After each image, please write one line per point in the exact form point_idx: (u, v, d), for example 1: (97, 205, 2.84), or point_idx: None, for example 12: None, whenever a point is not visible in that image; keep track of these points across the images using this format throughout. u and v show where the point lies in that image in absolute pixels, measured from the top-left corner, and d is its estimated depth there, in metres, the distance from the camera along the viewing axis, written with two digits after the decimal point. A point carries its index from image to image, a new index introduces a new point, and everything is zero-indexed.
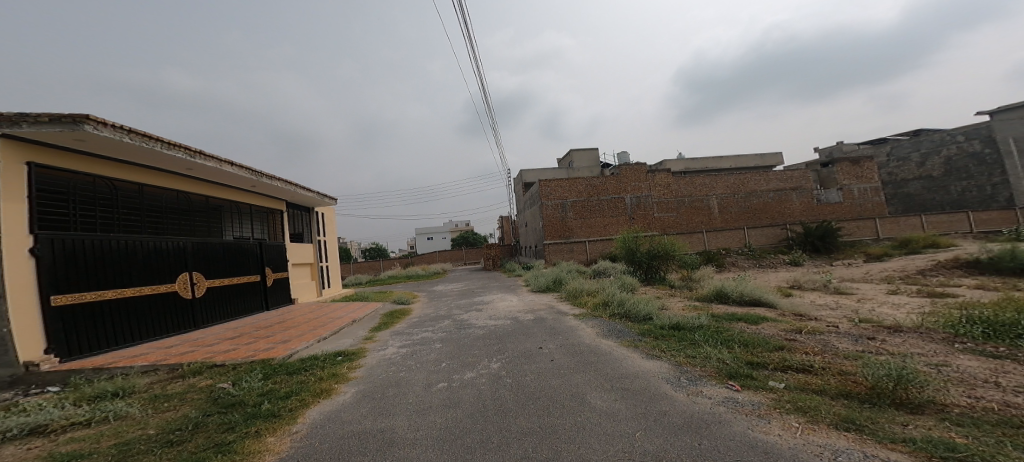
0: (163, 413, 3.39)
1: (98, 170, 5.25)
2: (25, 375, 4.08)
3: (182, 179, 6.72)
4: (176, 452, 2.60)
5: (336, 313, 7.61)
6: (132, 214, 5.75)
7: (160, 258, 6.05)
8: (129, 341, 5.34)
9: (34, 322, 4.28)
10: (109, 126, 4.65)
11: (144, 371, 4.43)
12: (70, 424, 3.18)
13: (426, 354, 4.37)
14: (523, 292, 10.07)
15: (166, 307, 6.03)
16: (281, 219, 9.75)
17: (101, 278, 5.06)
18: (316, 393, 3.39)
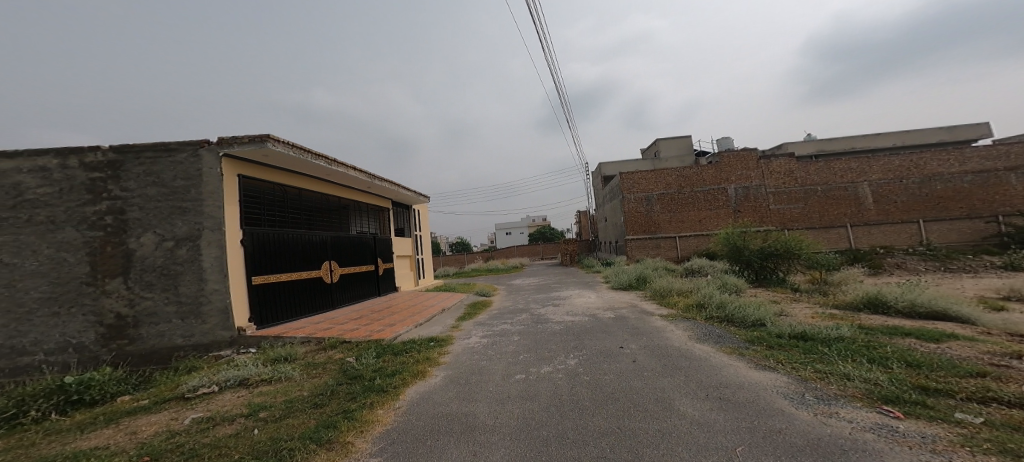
0: (313, 378, 4.15)
1: (274, 178, 6.59)
2: (239, 337, 5.37)
3: (324, 184, 8.04)
4: (320, 413, 3.17)
5: (429, 301, 8.40)
6: (293, 214, 7.06)
7: (311, 248, 7.34)
8: (292, 316, 6.61)
9: (243, 297, 5.61)
10: (281, 142, 5.82)
11: (305, 341, 5.46)
12: (260, 380, 4.13)
13: (506, 345, 4.51)
14: (604, 289, 9.65)
15: (315, 289, 7.30)
16: (388, 216, 10.97)
17: (274, 264, 6.36)
18: (414, 373, 3.77)
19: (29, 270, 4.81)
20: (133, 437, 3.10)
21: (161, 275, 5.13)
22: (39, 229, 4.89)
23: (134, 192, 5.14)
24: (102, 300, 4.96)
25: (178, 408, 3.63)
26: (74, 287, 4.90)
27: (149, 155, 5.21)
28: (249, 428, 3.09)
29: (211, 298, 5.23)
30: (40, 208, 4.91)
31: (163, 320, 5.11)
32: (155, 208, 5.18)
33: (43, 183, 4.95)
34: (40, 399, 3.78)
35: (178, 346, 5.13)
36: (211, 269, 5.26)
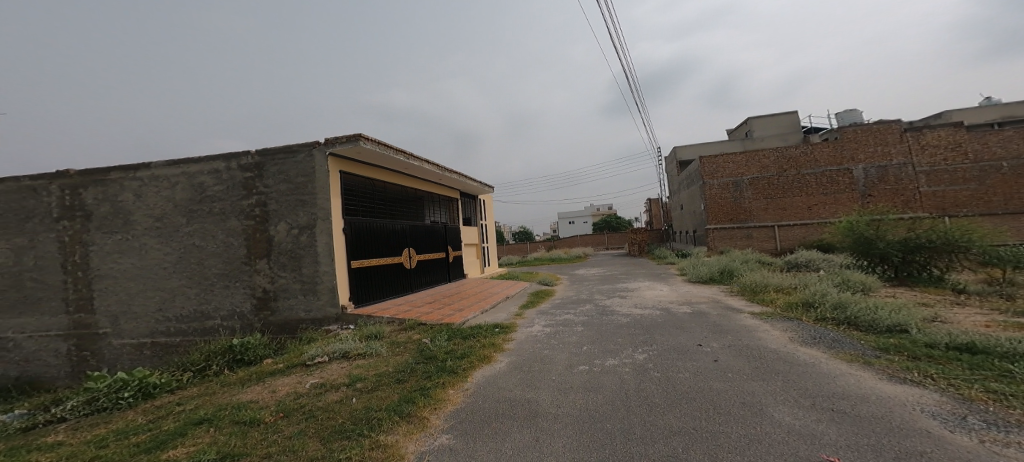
0: (396, 356, 4.55)
1: (364, 173, 7.36)
2: (343, 314, 6.32)
3: (406, 178, 8.73)
4: (402, 388, 3.45)
5: (494, 288, 8.66)
6: (377, 205, 7.69)
7: (392, 237, 7.94)
8: (378, 297, 7.27)
9: (345, 278, 6.49)
10: (371, 141, 6.52)
11: (392, 321, 6.04)
12: (358, 354, 4.79)
13: (569, 335, 4.46)
14: (679, 282, 9.03)
15: (396, 274, 7.92)
16: (457, 206, 11.39)
17: (363, 252, 7.02)
18: (480, 358, 3.90)
19: (210, 251, 6.48)
20: (275, 395, 3.93)
21: (290, 258, 6.41)
22: (216, 218, 6.51)
23: (272, 188, 6.44)
24: (254, 277, 6.44)
25: (302, 373, 4.46)
26: (237, 265, 6.47)
27: (280, 157, 6.47)
28: (348, 396, 3.54)
29: (325, 278, 6.28)
30: (216, 201, 6.52)
31: (291, 296, 6.41)
32: (286, 201, 6.42)
33: (217, 182, 6.54)
34: (215, 356, 5.42)
35: (302, 319, 6.39)
36: (325, 253, 6.31)
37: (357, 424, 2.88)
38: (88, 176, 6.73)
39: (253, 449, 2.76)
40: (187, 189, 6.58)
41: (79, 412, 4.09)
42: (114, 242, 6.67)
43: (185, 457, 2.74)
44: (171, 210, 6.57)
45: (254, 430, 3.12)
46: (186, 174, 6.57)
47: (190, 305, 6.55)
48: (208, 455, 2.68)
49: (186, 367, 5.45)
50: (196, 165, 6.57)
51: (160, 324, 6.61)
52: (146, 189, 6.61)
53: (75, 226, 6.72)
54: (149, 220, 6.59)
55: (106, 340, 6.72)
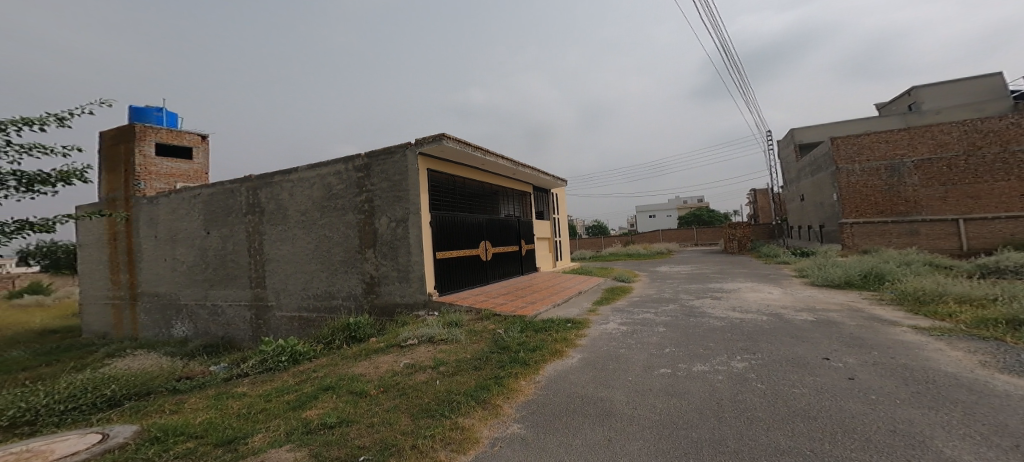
0: (473, 344, 4.75)
1: (447, 170, 7.80)
2: (430, 301, 6.83)
3: (483, 173, 9.06)
4: (477, 375, 3.60)
5: (567, 282, 8.59)
6: (457, 200, 8.06)
7: (470, 230, 8.27)
8: (457, 288, 7.65)
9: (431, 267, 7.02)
10: (453, 139, 6.92)
11: (470, 311, 6.30)
12: (442, 339, 5.11)
13: (648, 335, 4.24)
14: (793, 285, 7.95)
15: (473, 266, 8.25)
16: (530, 201, 11.45)
17: (444, 244, 7.44)
18: (552, 351, 3.90)
19: (335, 241, 7.70)
20: (376, 370, 4.43)
21: (390, 248, 7.21)
22: (339, 212, 7.69)
23: (377, 186, 7.35)
24: (364, 264, 7.45)
25: (397, 352, 4.93)
26: (353, 253, 7.55)
27: (382, 158, 7.34)
28: (431, 379, 3.76)
29: (416, 267, 6.90)
30: (339, 198, 7.68)
31: (390, 282, 7.22)
32: (386, 197, 7.23)
33: (340, 181, 7.72)
34: (336, 332, 6.42)
35: (399, 303, 7.14)
36: (415, 244, 6.91)
37: (438, 406, 3.04)
38: (263, 179, 8.60)
39: (362, 417, 3.21)
40: (320, 188, 7.92)
41: (254, 369, 5.40)
42: (277, 232, 8.36)
43: (316, 419, 3.31)
44: (311, 206, 7.98)
45: (362, 401, 3.59)
46: (319, 176, 7.94)
47: (321, 287, 7.88)
48: (329, 420, 3.18)
49: (317, 340, 6.54)
50: (326, 168, 7.89)
51: (303, 300, 8.10)
52: (295, 188, 8.19)
53: (254, 219, 8.68)
54: (297, 215, 8.12)
55: (272, 311, 8.47)
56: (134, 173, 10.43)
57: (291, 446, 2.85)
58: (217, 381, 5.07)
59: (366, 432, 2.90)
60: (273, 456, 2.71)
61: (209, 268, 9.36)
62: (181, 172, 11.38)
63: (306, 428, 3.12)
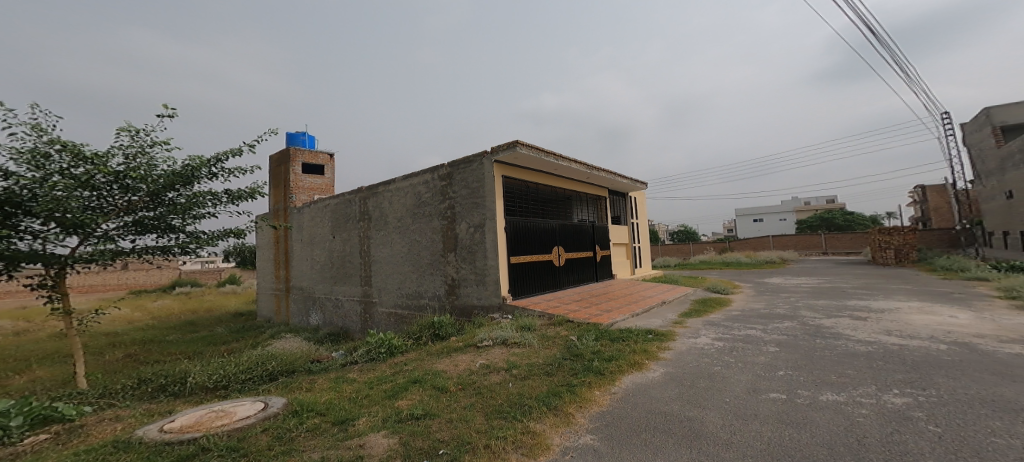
0: (545, 350, 4.72)
1: (520, 175, 7.89)
2: (504, 305, 6.96)
3: (557, 178, 8.99)
4: (549, 381, 3.56)
5: (647, 291, 8.12)
6: (530, 205, 8.13)
7: (543, 235, 8.27)
8: (530, 293, 7.67)
9: (506, 271, 7.15)
10: (527, 145, 6.99)
11: (543, 316, 6.27)
12: (516, 342, 5.15)
13: (752, 354, 3.82)
14: (994, 311, 6.20)
15: (546, 271, 8.21)
16: (605, 205, 11.08)
17: (518, 249, 7.53)
18: (630, 363, 3.70)
19: (425, 244, 8.30)
20: (456, 368, 4.63)
21: (468, 252, 7.51)
22: (427, 218, 8.27)
23: (458, 194, 7.72)
24: (447, 267, 7.88)
25: (475, 353, 5.08)
26: (438, 256, 8.04)
27: (462, 167, 7.69)
28: (506, 381, 3.81)
29: (492, 270, 7.08)
30: (428, 206, 8.25)
31: (468, 284, 7.52)
32: (466, 204, 7.54)
33: (428, 190, 8.29)
34: (423, 330, 6.86)
35: (476, 305, 7.39)
36: (492, 248, 7.08)
37: (511, 408, 3.09)
38: (370, 189, 9.64)
39: (444, 412, 3.38)
40: (412, 197, 8.60)
41: (363, 358, 6.01)
42: (381, 236, 9.28)
43: (406, 409, 3.56)
44: (405, 213, 8.70)
45: (444, 396, 3.80)
46: (411, 186, 8.63)
47: (412, 287, 8.56)
48: (417, 412, 3.41)
49: (408, 336, 7.07)
50: (417, 178, 8.54)
51: (399, 298, 8.85)
52: (392, 197, 9.00)
53: (364, 225, 9.78)
54: (394, 221, 8.92)
55: (377, 306, 9.41)
56: (289, 188, 12.52)
57: (388, 432, 3.11)
58: (336, 366, 5.85)
59: (447, 426, 3.05)
60: (371, 441, 2.98)
61: (334, 268, 10.82)
62: (320, 186, 13.11)
63: (401, 416, 3.37)
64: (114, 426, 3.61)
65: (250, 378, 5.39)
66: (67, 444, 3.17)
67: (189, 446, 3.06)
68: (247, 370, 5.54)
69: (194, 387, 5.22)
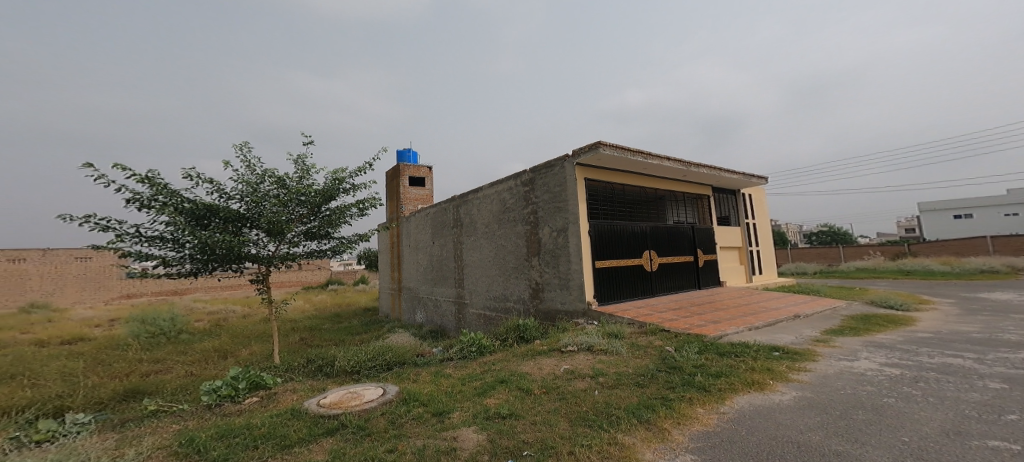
0: (636, 359, 4.49)
1: (604, 177, 7.63)
2: (589, 310, 6.75)
3: (646, 178, 8.48)
4: (641, 392, 3.36)
5: (772, 302, 7.15)
6: (618, 207, 7.88)
7: (633, 238, 7.93)
8: (619, 299, 7.41)
9: (591, 275, 6.95)
10: (609, 145, 6.74)
11: (633, 324, 5.97)
12: (603, 350, 4.97)
13: (943, 388, 3.10)
14: None
15: (637, 276, 7.84)
16: (708, 204, 10.14)
17: (606, 253, 7.34)
18: (746, 381, 3.30)
19: (510, 249, 8.47)
20: (540, 371, 4.64)
21: (552, 257, 7.47)
22: (511, 224, 8.44)
23: (540, 198, 7.74)
24: (532, 271, 7.94)
25: (559, 358, 5.01)
26: (523, 261, 8.15)
27: (544, 172, 7.70)
28: (594, 388, 3.70)
29: (576, 275, 6.92)
30: (512, 212, 8.41)
31: (553, 288, 7.46)
32: (548, 208, 7.52)
33: (512, 196, 8.47)
34: (509, 332, 6.97)
35: (560, 310, 7.31)
36: (575, 252, 6.93)
37: (601, 416, 2.97)
38: (461, 197, 10.19)
39: (528, 414, 3.43)
40: (497, 203, 8.87)
41: (456, 355, 6.41)
42: (471, 241, 9.74)
43: (494, 407, 3.70)
44: (492, 219, 9.00)
45: (529, 398, 3.81)
46: (496, 193, 8.91)
47: (499, 290, 8.82)
48: (503, 411, 3.50)
49: (496, 336, 7.24)
50: (501, 185, 8.79)
51: (488, 301, 9.17)
52: (481, 204, 9.38)
53: (458, 231, 10.37)
54: (483, 227, 9.30)
55: (469, 308, 9.88)
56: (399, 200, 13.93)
57: (477, 427, 3.29)
58: (435, 361, 6.31)
59: (531, 429, 3.11)
60: (462, 434, 3.19)
61: (434, 271, 11.61)
62: (422, 197, 14.28)
63: (490, 412, 3.54)
64: (291, 396, 5.09)
65: (373, 366, 6.18)
66: (267, 408, 4.67)
67: (335, 420, 3.98)
68: (372, 358, 6.37)
69: (337, 370, 6.22)
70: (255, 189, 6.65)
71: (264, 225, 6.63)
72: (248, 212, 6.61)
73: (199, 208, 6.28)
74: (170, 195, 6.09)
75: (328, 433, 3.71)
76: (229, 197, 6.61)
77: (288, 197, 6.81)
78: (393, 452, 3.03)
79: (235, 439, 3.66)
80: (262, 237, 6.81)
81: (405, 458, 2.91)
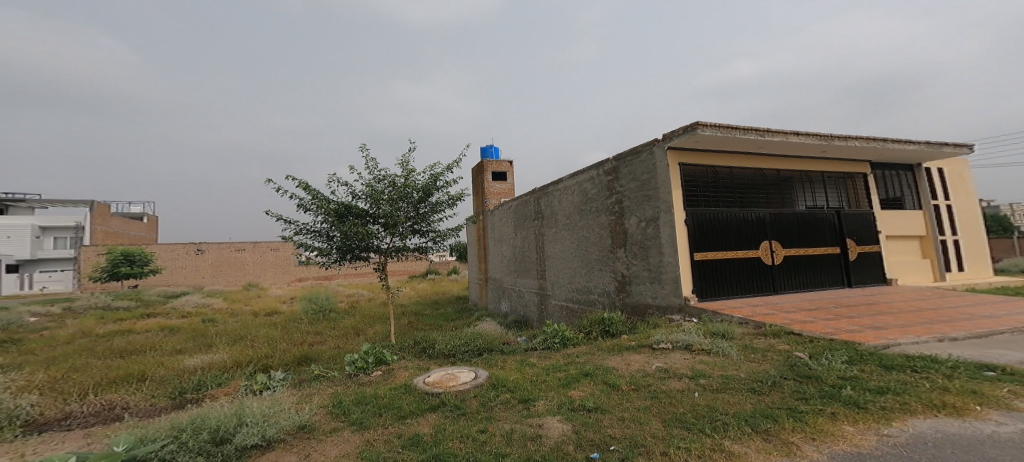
0: (752, 362, 4.11)
1: (705, 161, 6.93)
2: (685, 306, 6.24)
3: (758, 158, 7.43)
4: (759, 400, 3.14)
5: (969, 308, 5.69)
6: (729, 192, 7.15)
7: (749, 227, 7.11)
8: (730, 294, 6.78)
9: (688, 269, 6.43)
10: (710, 126, 6.05)
11: (742, 324, 5.49)
12: (701, 350, 4.77)
13: None
14: None
15: (755, 269, 7.03)
16: (866, 184, 8.60)
17: (713, 243, 6.76)
18: (928, 403, 2.69)
19: (593, 241, 8.19)
20: (628, 367, 4.75)
21: (640, 248, 7.03)
22: (594, 214, 8.16)
23: (625, 187, 7.33)
24: (616, 263, 7.60)
25: (648, 355, 5.05)
26: (607, 252, 7.84)
27: (629, 159, 7.27)
28: (690, 389, 3.67)
29: (669, 268, 6.45)
30: (595, 202, 8.11)
31: (643, 282, 7.00)
32: (635, 197, 7.10)
33: (594, 186, 8.17)
34: (592, 325, 6.82)
35: (650, 304, 6.87)
36: (668, 243, 6.45)
37: (694, 419, 3.03)
38: (542, 189, 10.12)
39: (614, 409, 3.60)
40: (579, 194, 8.65)
41: (540, 345, 6.42)
42: (553, 233, 9.63)
43: (578, 400, 3.94)
44: (574, 210, 8.79)
45: (615, 393, 3.99)
46: (578, 183, 8.68)
47: (582, 282, 8.60)
48: (589, 404, 3.72)
49: (580, 329, 7.11)
50: (583, 175, 8.53)
51: (571, 293, 9.01)
52: (562, 195, 9.22)
53: (539, 223, 10.34)
54: (564, 219, 9.13)
55: (551, 300, 9.82)
56: (483, 195, 14.48)
57: (563, 417, 3.57)
58: (520, 349, 6.39)
59: (618, 424, 3.25)
60: (548, 422, 3.49)
61: (516, 264, 11.79)
62: (505, 191, 14.63)
63: (573, 404, 3.80)
64: (403, 372, 5.63)
65: (465, 350, 6.51)
66: (387, 381, 5.26)
67: (436, 398, 4.47)
68: (466, 343, 6.69)
69: (438, 353, 6.64)
70: (374, 189, 7.41)
71: (383, 220, 7.48)
72: (369, 209, 7.48)
73: (334, 206, 7.31)
74: (314, 196, 7.19)
75: (432, 409, 4.18)
76: (355, 196, 7.47)
77: (397, 194, 7.51)
78: (485, 432, 3.50)
79: (367, 405, 4.39)
80: (382, 231, 7.60)
81: (495, 440, 3.27)
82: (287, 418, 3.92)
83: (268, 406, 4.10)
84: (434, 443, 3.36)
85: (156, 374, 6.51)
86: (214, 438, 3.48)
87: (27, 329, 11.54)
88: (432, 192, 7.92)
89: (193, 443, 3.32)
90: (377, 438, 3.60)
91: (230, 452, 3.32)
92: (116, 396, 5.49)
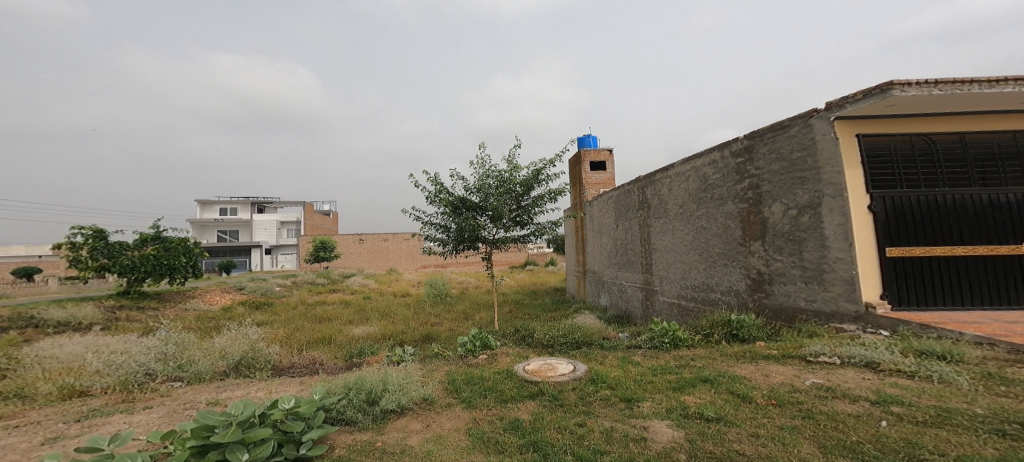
0: (1001, 397, 3.25)
1: (921, 127, 5.42)
2: (866, 314, 4.96)
3: (987, 117, 5.37)
4: (1014, 448, 2.60)
5: None
6: (958, 167, 5.45)
7: (994, 213, 5.34)
8: (956, 303, 5.25)
9: (872, 268, 5.11)
10: (916, 84, 4.62)
11: (978, 343, 4.16)
12: (897, 370, 3.92)
13: None
14: None
15: (1005, 271, 5.26)
16: None
17: (927, 236, 5.33)
18: None
19: (714, 232, 7.05)
20: (766, 379, 4.13)
21: (787, 241, 5.74)
22: (717, 203, 6.98)
23: (763, 169, 6.07)
24: (749, 258, 6.36)
25: (800, 367, 4.36)
26: (735, 245, 6.62)
27: (769, 136, 6.00)
28: (876, 416, 3.14)
29: (835, 266, 5.18)
30: (717, 188, 6.97)
31: (790, 282, 5.72)
32: (780, 180, 5.83)
33: (716, 171, 7.00)
34: (715, 326, 5.99)
35: (802, 309, 5.58)
36: (835, 236, 5.18)
37: (879, 455, 2.63)
38: (649, 176, 9.18)
39: (743, 423, 3.25)
40: (696, 180, 7.52)
41: (645, 344, 5.98)
42: (662, 225, 8.66)
43: (694, 406, 3.63)
44: (689, 198, 7.72)
45: (746, 406, 3.57)
46: (694, 169, 7.57)
47: (699, 278, 7.49)
48: (708, 413, 3.41)
49: (696, 329, 6.35)
50: (701, 158, 7.39)
51: (683, 289, 7.98)
52: (673, 183, 8.22)
53: (644, 213, 9.44)
54: (676, 208, 8.11)
55: (659, 297, 8.88)
56: (581, 186, 13.70)
57: (673, 423, 3.35)
58: (622, 346, 6.04)
59: (747, 440, 3.00)
60: (654, 426, 3.32)
61: (617, 256, 11.10)
62: (604, 180, 13.51)
63: (685, 411, 3.54)
64: (505, 359, 5.79)
65: (565, 342, 6.34)
66: (490, 365, 5.46)
67: (535, 386, 4.42)
68: (564, 334, 6.51)
69: (536, 342, 6.58)
70: (484, 183, 7.75)
71: (490, 212, 7.76)
72: (480, 203, 7.82)
73: (449, 200, 7.85)
74: (439, 190, 7.88)
75: (530, 396, 4.18)
76: (468, 190, 7.90)
77: (505, 188, 7.68)
78: (582, 428, 3.40)
79: (475, 386, 4.59)
80: (489, 223, 7.87)
81: (593, 437, 3.22)
82: (413, 389, 4.31)
83: (402, 376, 4.56)
84: (532, 429, 3.41)
85: (338, 338, 8.02)
86: (368, 398, 4.04)
87: (275, 296, 15.81)
88: (537, 186, 7.94)
89: (355, 401, 3.92)
90: (481, 418, 3.77)
91: (378, 412, 3.85)
92: (316, 353, 6.92)
